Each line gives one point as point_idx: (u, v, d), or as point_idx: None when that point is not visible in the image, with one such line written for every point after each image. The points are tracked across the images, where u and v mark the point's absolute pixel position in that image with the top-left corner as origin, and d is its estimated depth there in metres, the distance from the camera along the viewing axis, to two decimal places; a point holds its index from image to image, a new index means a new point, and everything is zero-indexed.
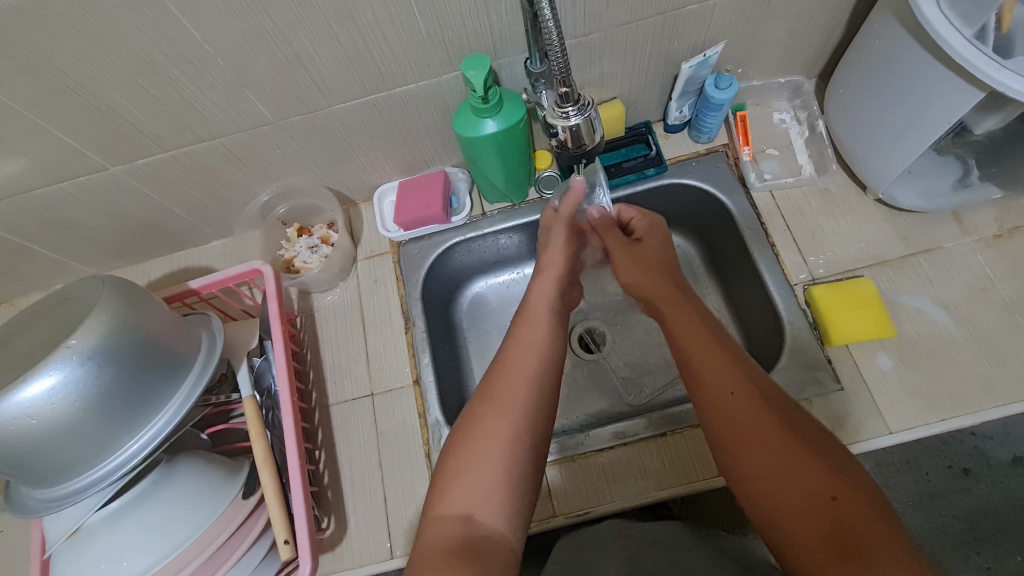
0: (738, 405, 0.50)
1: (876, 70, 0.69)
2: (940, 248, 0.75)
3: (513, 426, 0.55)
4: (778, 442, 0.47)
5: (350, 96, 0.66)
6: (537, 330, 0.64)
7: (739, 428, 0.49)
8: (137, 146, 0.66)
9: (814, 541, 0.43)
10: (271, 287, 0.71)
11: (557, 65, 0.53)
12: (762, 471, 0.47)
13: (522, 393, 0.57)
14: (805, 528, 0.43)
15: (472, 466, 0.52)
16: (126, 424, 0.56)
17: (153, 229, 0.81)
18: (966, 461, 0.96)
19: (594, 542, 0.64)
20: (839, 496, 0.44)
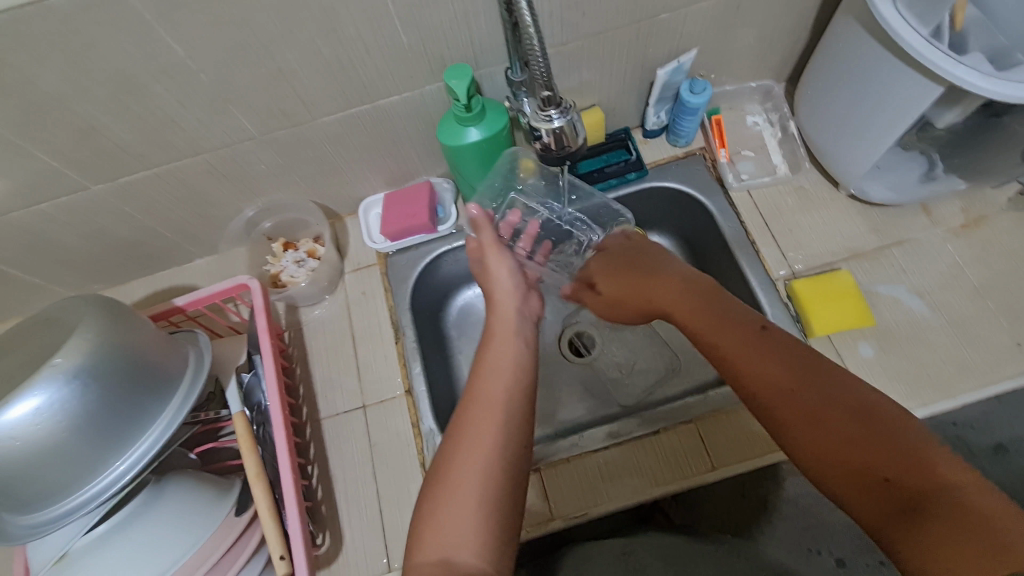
0: (776, 395, 0.49)
1: (841, 71, 0.72)
2: (912, 239, 0.78)
3: (490, 454, 0.52)
4: (847, 422, 0.45)
5: (334, 109, 0.67)
6: (504, 351, 0.62)
7: (794, 412, 0.47)
8: (119, 165, 0.65)
9: (902, 519, 0.40)
10: (258, 301, 0.71)
11: (538, 69, 0.54)
12: (830, 453, 0.44)
13: (494, 416, 0.55)
14: (887, 508, 0.41)
15: (454, 494, 0.50)
16: (113, 444, 0.55)
17: (135, 249, 0.80)
18: (950, 450, 0.98)
19: (595, 559, 0.64)
20: (891, 475, 0.42)
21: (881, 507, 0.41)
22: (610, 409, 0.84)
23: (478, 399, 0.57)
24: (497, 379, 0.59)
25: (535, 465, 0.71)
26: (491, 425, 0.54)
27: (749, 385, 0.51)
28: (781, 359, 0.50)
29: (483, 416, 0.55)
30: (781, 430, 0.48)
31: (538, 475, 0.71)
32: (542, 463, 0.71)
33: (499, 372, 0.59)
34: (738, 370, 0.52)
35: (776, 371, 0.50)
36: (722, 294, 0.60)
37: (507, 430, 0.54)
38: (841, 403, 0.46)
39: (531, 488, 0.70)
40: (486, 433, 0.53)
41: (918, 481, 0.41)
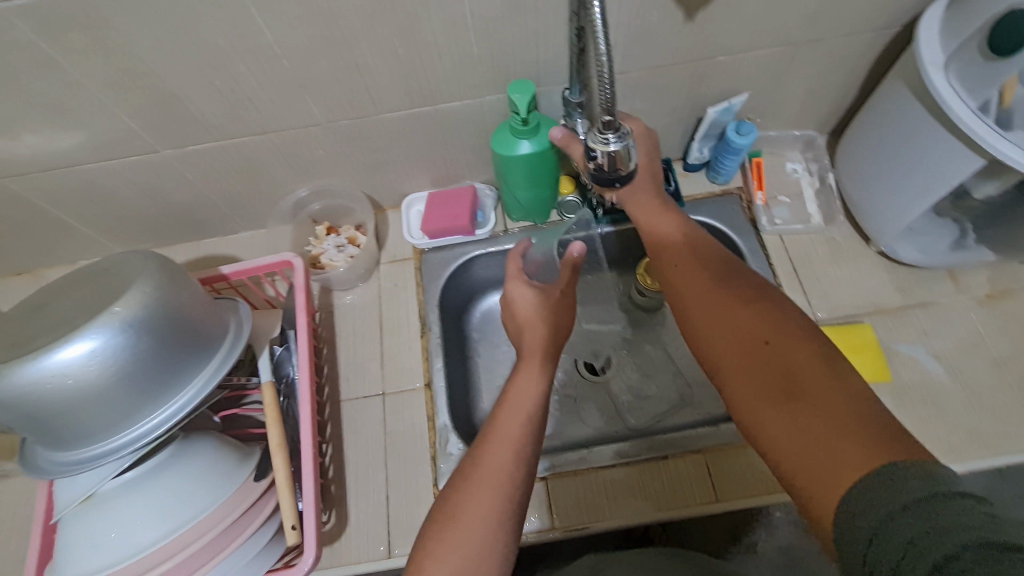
0: (688, 287, 0.57)
1: (886, 131, 0.74)
2: (937, 303, 0.79)
3: (506, 490, 0.51)
4: (783, 371, 0.46)
5: (398, 107, 0.70)
6: (534, 382, 0.61)
7: (736, 359, 0.49)
8: (190, 133, 0.69)
9: (807, 455, 0.42)
10: (299, 279, 0.74)
11: (602, 92, 0.53)
12: (756, 394, 0.46)
13: (513, 453, 0.53)
14: (794, 445, 0.43)
15: (467, 520, 0.49)
16: (152, 395, 0.57)
17: (187, 214, 0.83)
18: None
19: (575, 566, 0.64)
20: (770, 340, 0.48)
21: (789, 441, 0.43)
22: (619, 430, 0.85)
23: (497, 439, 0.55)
24: (518, 417, 0.57)
25: (542, 473, 0.73)
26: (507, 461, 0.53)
27: (706, 332, 0.53)
28: (747, 310, 0.51)
29: (506, 453, 0.53)
30: (722, 374, 0.50)
31: (544, 483, 0.73)
32: (550, 472, 0.73)
33: (519, 414, 0.57)
34: (697, 317, 0.54)
35: (735, 320, 0.51)
36: (716, 252, 0.60)
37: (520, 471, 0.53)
38: (742, 295, 0.53)
39: (536, 496, 0.72)
40: (503, 468, 0.52)
41: (831, 424, 0.41)
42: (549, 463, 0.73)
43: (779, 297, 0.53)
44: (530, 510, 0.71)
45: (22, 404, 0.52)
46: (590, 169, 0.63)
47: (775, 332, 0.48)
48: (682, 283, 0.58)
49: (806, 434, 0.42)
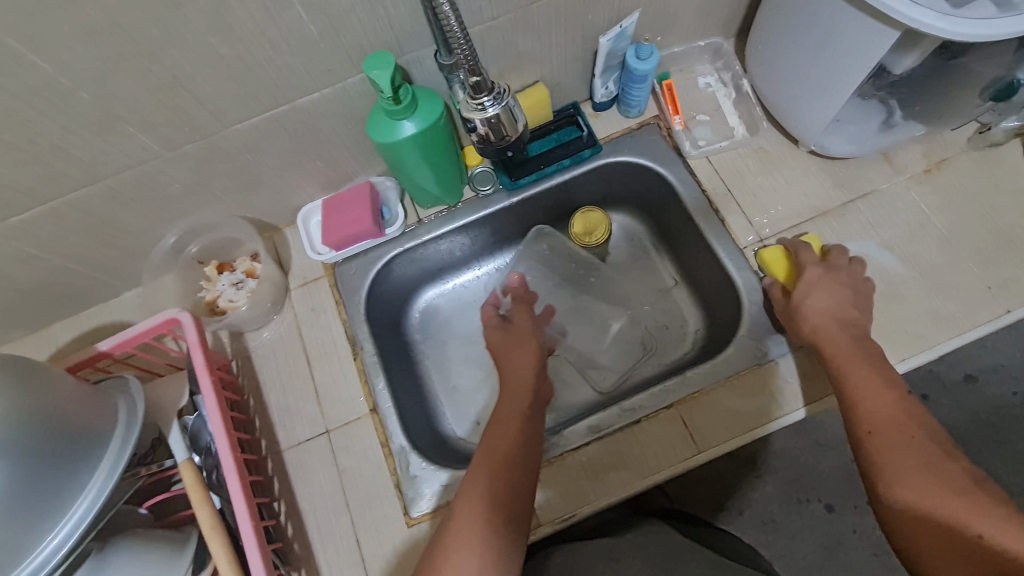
0: (883, 404, 0.55)
1: (790, 20, 0.68)
2: (876, 191, 0.76)
3: (486, 540, 0.48)
4: (897, 407, 0.55)
5: (246, 115, 0.60)
6: (505, 441, 0.58)
7: (873, 394, 0.56)
8: (5, 203, 0.57)
9: (917, 477, 0.49)
10: (192, 336, 0.64)
11: (461, 51, 0.49)
12: (888, 423, 0.54)
13: (488, 506, 0.51)
14: (918, 475, 0.49)
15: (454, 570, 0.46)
16: (38, 519, 0.50)
17: (47, 290, 0.72)
18: (923, 387, 1.00)
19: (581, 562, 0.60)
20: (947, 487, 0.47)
21: (905, 471, 0.50)
22: (588, 400, 0.81)
23: (467, 498, 0.52)
24: (489, 471, 0.54)
25: None
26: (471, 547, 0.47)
27: (844, 368, 0.60)
28: (871, 361, 0.59)
29: (476, 510, 0.50)
30: (854, 392, 0.57)
31: None
32: None
33: (485, 483, 0.53)
34: (845, 374, 0.59)
35: (855, 361, 0.60)
36: (871, 346, 0.62)
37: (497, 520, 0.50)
38: (902, 419, 0.53)
39: None
40: (481, 517, 0.50)
41: (936, 455, 0.50)
42: None
43: (861, 348, 0.61)
44: None
45: None
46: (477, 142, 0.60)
47: (876, 383, 0.57)
48: (872, 393, 0.56)
49: (920, 467, 0.49)
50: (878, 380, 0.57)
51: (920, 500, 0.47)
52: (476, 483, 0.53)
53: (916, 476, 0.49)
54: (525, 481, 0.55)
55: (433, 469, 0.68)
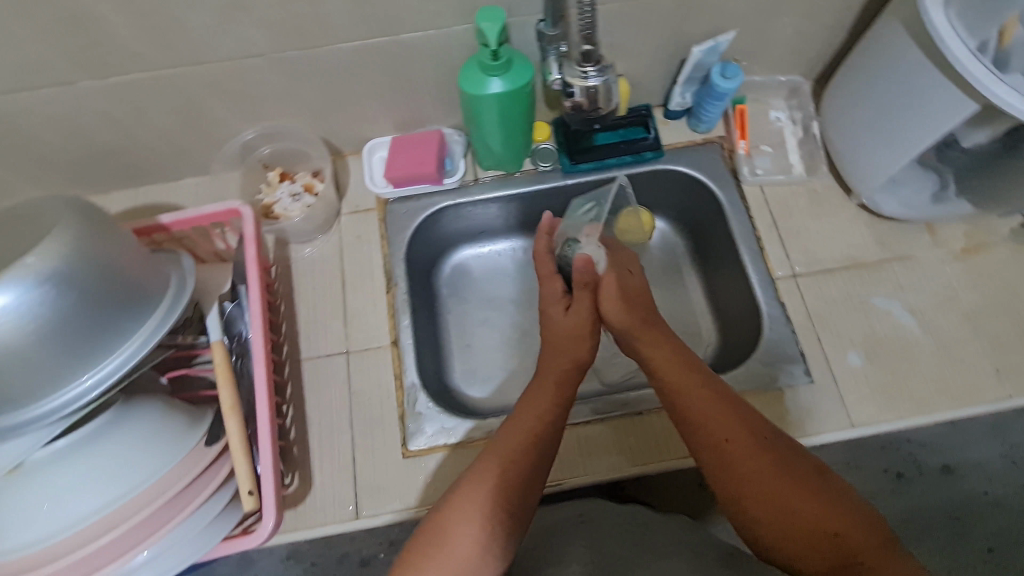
0: (737, 455, 0.52)
1: (876, 74, 0.71)
2: (913, 257, 0.78)
3: (483, 534, 0.50)
4: (750, 439, 0.53)
5: (353, 36, 0.63)
6: (516, 439, 0.57)
7: (716, 424, 0.54)
8: (113, 62, 0.60)
9: (779, 507, 0.49)
10: (249, 230, 0.68)
11: (581, 19, 0.52)
12: (730, 458, 0.53)
13: (492, 496, 0.52)
14: (783, 500, 0.50)
15: (449, 553, 0.49)
16: (81, 356, 0.51)
17: (119, 157, 0.75)
18: (901, 466, 0.96)
19: (554, 527, 0.64)
20: (839, 531, 0.47)
21: (758, 495, 0.51)
22: (593, 387, 0.83)
23: (472, 487, 0.53)
24: (498, 467, 0.55)
25: None
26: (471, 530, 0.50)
27: (678, 398, 0.58)
28: (696, 374, 0.59)
29: (479, 505, 0.52)
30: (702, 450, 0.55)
31: None
32: None
33: (484, 480, 0.54)
34: (671, 382, 0.59)
35: (688, 382, 0.58)
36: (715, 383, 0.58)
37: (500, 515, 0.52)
38: (785, 457, 0.52)
39: None
40: (485, 508, 0.52)
41: (784, 485, 0.50)
42: None
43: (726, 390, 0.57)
44: None
45: None
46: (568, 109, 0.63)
47: (716, 407, 0.55)
48: (709, 450, 0.54)
49: (786, 491, 0.50)
50: (719, 404, 0.56)
51: (771, 517, 0.50)
52: (484, 474, 0.54)
53: (771, 502, 0.50)
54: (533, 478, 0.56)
55: (439, 410, 0.71)
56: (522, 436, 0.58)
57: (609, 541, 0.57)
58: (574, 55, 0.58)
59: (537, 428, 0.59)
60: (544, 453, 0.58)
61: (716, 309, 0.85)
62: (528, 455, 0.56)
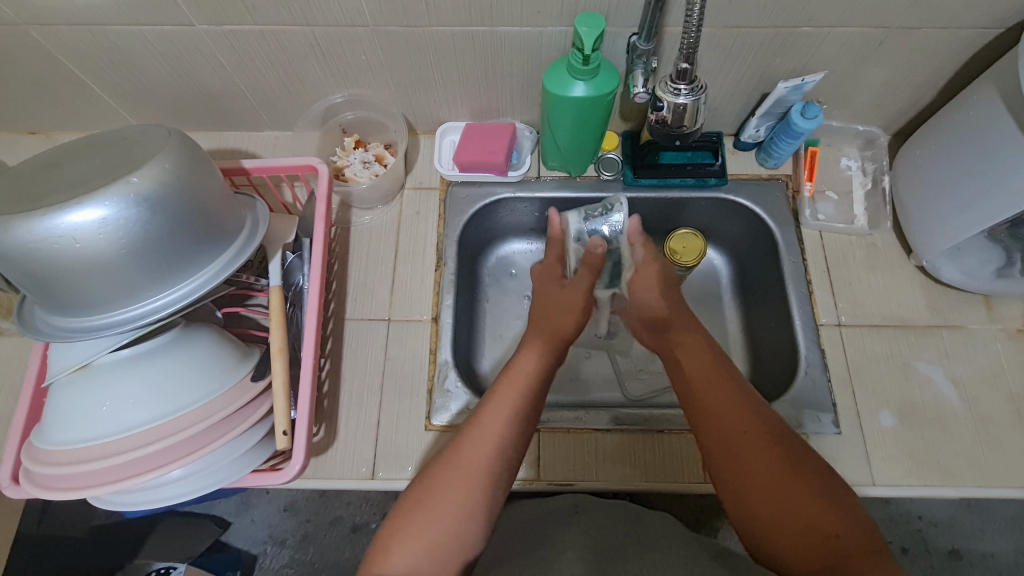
0: (750, 443, 0.53)
1: (961, 138, 0.70)
2: (965, 327, 0.77)
3: (466, 513, 0.52)
4: (749, 418, 0.54)
5: (453, 22, 0.65)
6: (499, 418, 0.57)
7: (720, 406, 0.56)
8: (230, 12, 0.64)
9: (766, 484, 0.50)
10: (322, 187, 0.71)
11: (686, 38, 0.53)
12: (729, 433, 0.54)
13: (473, 479, 0.53)
14: (771, 478, 0.50)
15: (432, 521, 0.51)
16: (157, 277, 0.54)
17: (214, 100, 0.80)
18: (906, 541, 1.04)
19: (548, 517, 0.66)
20: (839, 532, 0.47)
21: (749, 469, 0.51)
22: (616, 398, 0.84)
23: (455, 459, 0.54)
24: (482, 448, 0.55)
25: (537, 424, 0.72)
26: (455, 504, 0.52)
27: (690, 376, 0.59)
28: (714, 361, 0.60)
29: (464, 484, 0.53)
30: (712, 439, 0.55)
31: (536, 434, 0.72)
32: (544, 425, 0.73)
33: (472, 461, 0.54)
34: (689, 365, 0.61)
35: (701, 363, 0.60)
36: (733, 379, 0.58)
37: (484, 494, 0.53)
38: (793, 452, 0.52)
39: (527, 446, 0.72)
40: (466, 488, 0.53)
41: (777, 468, 0.51)
42: (545, 418, 0.73)
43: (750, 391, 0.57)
44: (518, 460, 0.71)
45: (24, 262, 0.50)
46: (652, 122, 0.65)
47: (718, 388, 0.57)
48: (728, 438, 0.54)
49: (777, 472, 0.50)
50: (718, 383, 0.58)
51: (762, 498, 0.50)
52: (468, 452, 0.55)
53: (761, 476, 0.51)
54: (519, 448, 0.57)
55: (466, 391, 0.73)
56: (505, 413, 0.58)
57: (605, 529, 0.61)
58: (671, 70, 0.59)
59: (524, 405, 0.59)
60: (524, 418, 0.58)
61: (752, 344, 0.85)
62: (512, 431, 0.57)
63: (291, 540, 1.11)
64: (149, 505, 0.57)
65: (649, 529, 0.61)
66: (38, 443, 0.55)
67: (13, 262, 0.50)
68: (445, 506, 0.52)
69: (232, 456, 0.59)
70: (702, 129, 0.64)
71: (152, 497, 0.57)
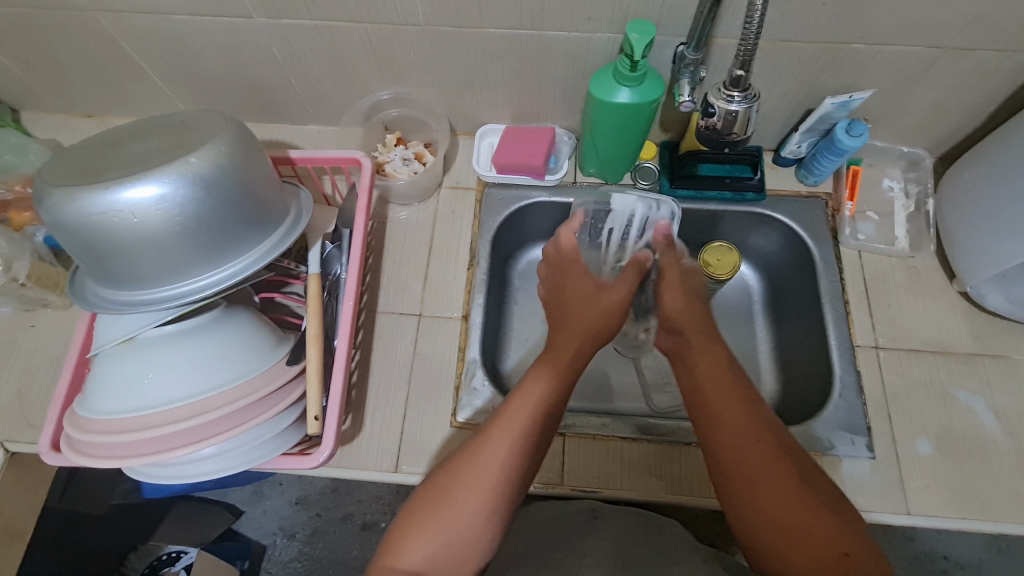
0: (758, 460, 0.50)
1: (1014, 162, 0.69)
2: (1009, 357, 0.75)
3: (484, 514, 0.51)
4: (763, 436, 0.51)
5: (504, 25, 0.66)
6: (520, 421, 0.55)
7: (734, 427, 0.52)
8: (290, 6, 0.66)
9: (779, 505, 0.48)
10: (365, 180, 0.72)
11: (744, 44, 0.54)
12: (741, 454, 0.51)
13: (494, 481, 0.52)
14: (786, 503, 0.48)
15: (446, 522, 0.51)
16: (205, 256, 0.56)
17: (264, 92, 0.82)
18: None
19: (565, 520, 0.65)
20: (847, 551, 0.46)
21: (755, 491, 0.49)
22: (641, 409, 0.83)
23: (473, 461, 0.53)
24: (503, 451, 0.53)
25: (562, 428, 0.72)
26: (470, 506, 0.51)
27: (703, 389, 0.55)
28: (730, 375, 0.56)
29: (485, 483, 0.52)
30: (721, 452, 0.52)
31: (561, 438, 0.71)
32: (569, 429, 0.72)
33: (490, 468, 0.52)
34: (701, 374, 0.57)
35: (719, 377, 0.56)
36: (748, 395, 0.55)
37: (503, 496, 0.52)
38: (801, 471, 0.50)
39: (551, 449, 0.71)
40: (486, 491, 0.52)
41: (789, 493, 0.49)
42: (571, 422, 0.72)
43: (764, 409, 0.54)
44: (540, 463, 0.70)
45: (83, 233, 0.52)
46: (700, 129, 0.65)
47: (731, 401, 0.54)
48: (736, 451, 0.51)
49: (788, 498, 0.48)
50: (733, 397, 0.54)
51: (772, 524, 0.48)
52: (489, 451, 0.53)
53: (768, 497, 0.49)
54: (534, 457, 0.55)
55: (493, 390, 0.73)
56: (529, 413, 0.55)
57: (624, 536, 0.60)
58: (725, 78, 0.59)
59: (544, 404, 0.56)
60: (543, 429, 0.55)
61: (784, 362, 0.84)
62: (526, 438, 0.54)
63: (301, 534, 1.11)
64: (180, 479, 0.58)
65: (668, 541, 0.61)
66: (81, 411, 0.57)
67: (72, 234, 0.52)
68: (462, 510, 0.51)
69: (263, 438, 0.59)
70: (751, 138, 0.64)
71: (183, 472, 0.58)
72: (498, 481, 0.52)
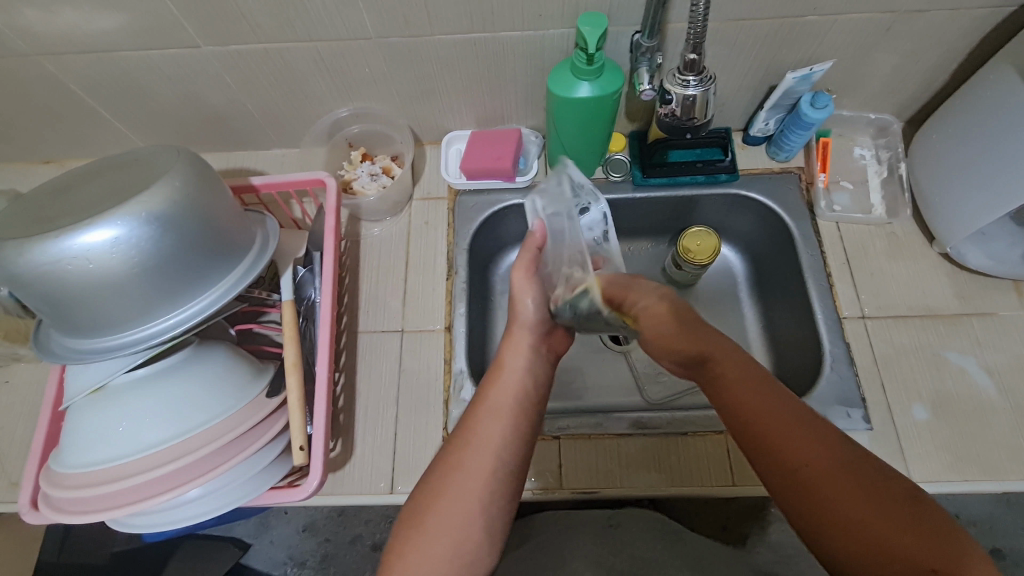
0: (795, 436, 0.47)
1: (979, 119, 0.68)
2: (996, 314, 0.74)
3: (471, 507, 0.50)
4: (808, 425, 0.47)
5: (455, 30, 0.65)
6: (495, 421, 0.55)
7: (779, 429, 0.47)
8: (236, 31, 0.64)
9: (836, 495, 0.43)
10: (331, 200, 0.71)
11: (693, 28, 0.53)
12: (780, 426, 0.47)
13: (492, 461, 0.52)
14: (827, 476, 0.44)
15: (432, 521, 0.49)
16: (168, 295, 0.54)
17: (223, 121, 0.81)
18: None
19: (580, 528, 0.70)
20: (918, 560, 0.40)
21: (830, 501, 0.43)
22: (635, 403, 0.82)
23: (457, 460, 0.52)
24: (482, 448, 0.53)
25: (556, 432, 0.71)
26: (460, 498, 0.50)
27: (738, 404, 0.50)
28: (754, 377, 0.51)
29: (482, 464, 0.51)
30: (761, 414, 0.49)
31: (556, 442, 0.70)
32: (563, 432, 0.71)
33: (481, 457, 0.52)
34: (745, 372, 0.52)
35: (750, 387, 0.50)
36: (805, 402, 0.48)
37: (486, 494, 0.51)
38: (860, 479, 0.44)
39: (547, 453, 0.70)
40: (475, 486, 0.50)
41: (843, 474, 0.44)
42: (566, 423, 0.71)
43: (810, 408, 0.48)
44: (537, 469, 0.69)
45: (38, 284, 0.50)
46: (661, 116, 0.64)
47: (768, 399, 0.49)
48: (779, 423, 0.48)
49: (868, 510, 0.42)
50: (774, 393, 0.49)
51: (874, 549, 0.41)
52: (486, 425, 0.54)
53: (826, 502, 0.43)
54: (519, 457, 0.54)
55: None
56: (510, 398, 0.57)
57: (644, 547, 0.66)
58: (679, 63, 0.59)
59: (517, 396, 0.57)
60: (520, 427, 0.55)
61: (773, 340, 0.83)
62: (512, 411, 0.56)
63: (311, 561, 1.09)
64: (168, 525, 0.57)
65: (686, 547, 0.67)
66: (57, 467, 0.55)
67: (29, 287, 0.51)
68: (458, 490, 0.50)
69: (250, 474, 0.58)
70: (713, 120, 0.63)
71: (172, 517, 0.57)
72: (490, 457, 0.52)
